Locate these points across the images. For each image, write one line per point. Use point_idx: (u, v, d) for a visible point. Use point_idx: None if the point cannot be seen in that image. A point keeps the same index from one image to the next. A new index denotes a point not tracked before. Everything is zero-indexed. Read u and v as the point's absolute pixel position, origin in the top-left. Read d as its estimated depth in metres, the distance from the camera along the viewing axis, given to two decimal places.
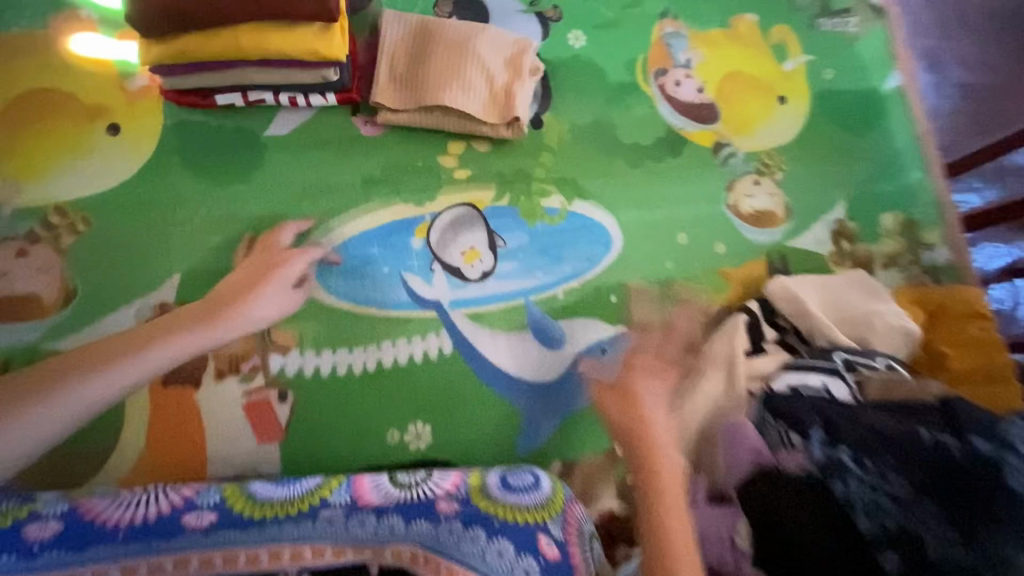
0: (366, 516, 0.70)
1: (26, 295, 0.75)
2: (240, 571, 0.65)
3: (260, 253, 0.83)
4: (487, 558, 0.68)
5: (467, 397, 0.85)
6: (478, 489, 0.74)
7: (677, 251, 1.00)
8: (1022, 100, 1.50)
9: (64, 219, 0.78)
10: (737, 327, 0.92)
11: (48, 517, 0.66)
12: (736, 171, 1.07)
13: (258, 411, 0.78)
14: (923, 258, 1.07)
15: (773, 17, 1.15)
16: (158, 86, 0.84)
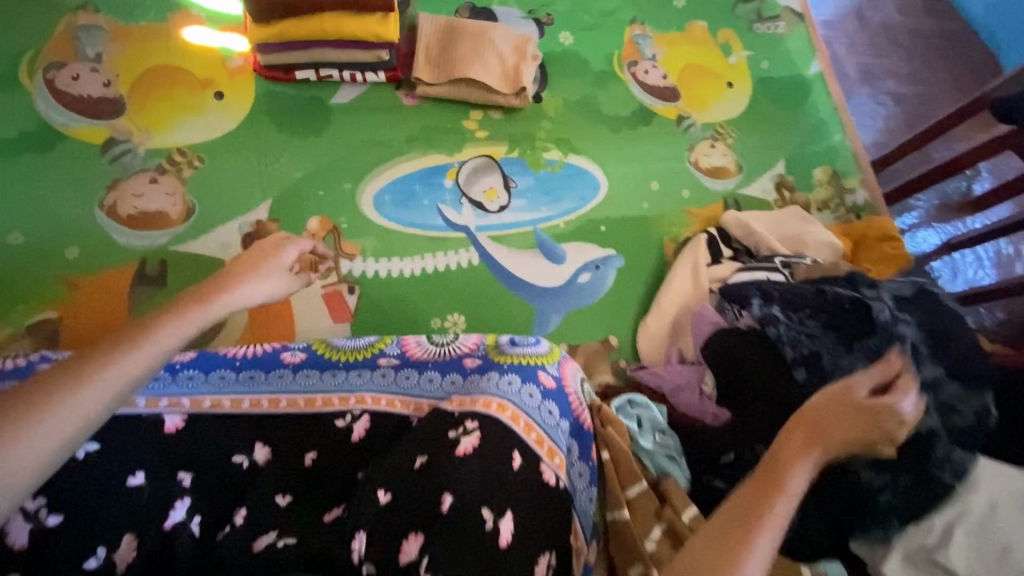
0: (411, 370, 0.94)
1: (157, 211, 0.98)
2: (318, 409, 0.89)
3: (258, 247, 0.84)
4: (500, 385, 0.88)
5: (491, 295, 1.09)
6: (493, 348, 0.96)
7: (653, 194, 1.26)
8: (935, 93, 1.81)
9: (184, 157, 1.03)
10: (701, 244, 1.17)
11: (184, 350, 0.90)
12: (696, 137, 1.34)
13: (333, 299, 1.03)
14: (848, 201, 1.34)
15: (719, 23, 1.46)
16: (252, 65, 1.11)
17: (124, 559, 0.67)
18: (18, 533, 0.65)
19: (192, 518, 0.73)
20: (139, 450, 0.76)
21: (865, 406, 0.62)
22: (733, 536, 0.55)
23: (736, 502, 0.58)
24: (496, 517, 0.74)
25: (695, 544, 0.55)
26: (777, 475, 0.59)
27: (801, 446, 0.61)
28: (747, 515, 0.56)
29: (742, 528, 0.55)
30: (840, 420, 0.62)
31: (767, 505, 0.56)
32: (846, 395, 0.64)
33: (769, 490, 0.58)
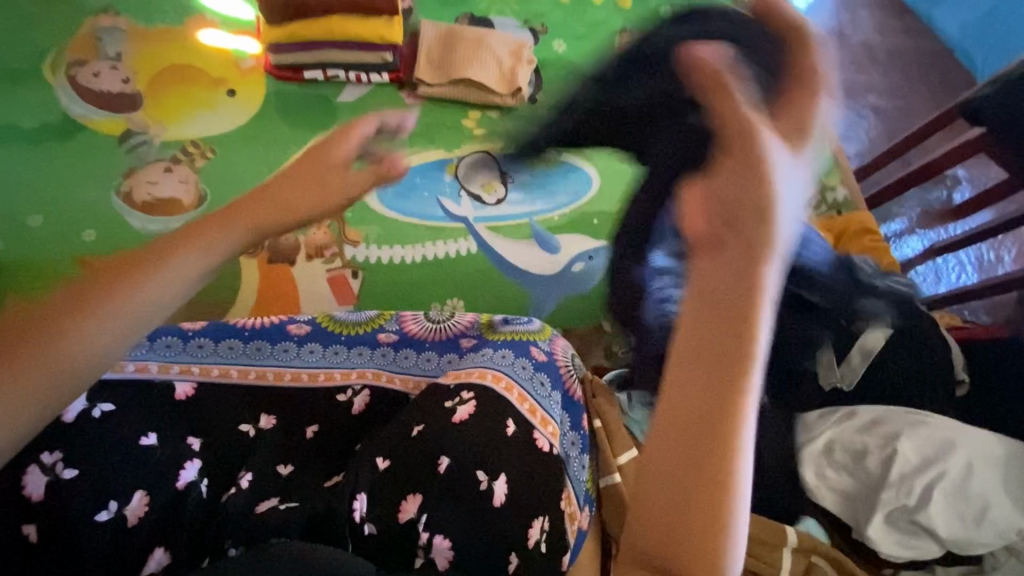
0: (410, 350, 0.97)
1: (170, 197, 1.03)
2: (321, 383, 0.92)
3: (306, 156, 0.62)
4: (494, 357, 0.92)
5: (489, 279, 1.14)
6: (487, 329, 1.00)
7: None
8: (915, 102, 1.89)
9: (197, 149, 1.08)
10: None
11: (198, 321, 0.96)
12: None
13: (338, 282, 1.07)
14: (828, 198, 1.41)
15: None
16: (263, 66, 1.18)
17: (135, 513, 0.69)
18: (34, 484, 0.67)
19: (201, 480, 0.76)
20: (150, 412, 0.79)
21: (757, 215, 0.35)
22: (679, 514, 0.35)
23: (668, 452, 0.36)
24: (490, 479, 0.77)
25: (639, 534, 0.36)
26: (695, 396, 0.35)
27: (701, 337, 0.36)
28: (682, 470, 0.35)
29: (684, 490, 0.35)
30: (730, 262, 0.36)
31: (716, 452, 0.35)
32: (734, 233, 0.36)
33: (711, 415, 0.35)
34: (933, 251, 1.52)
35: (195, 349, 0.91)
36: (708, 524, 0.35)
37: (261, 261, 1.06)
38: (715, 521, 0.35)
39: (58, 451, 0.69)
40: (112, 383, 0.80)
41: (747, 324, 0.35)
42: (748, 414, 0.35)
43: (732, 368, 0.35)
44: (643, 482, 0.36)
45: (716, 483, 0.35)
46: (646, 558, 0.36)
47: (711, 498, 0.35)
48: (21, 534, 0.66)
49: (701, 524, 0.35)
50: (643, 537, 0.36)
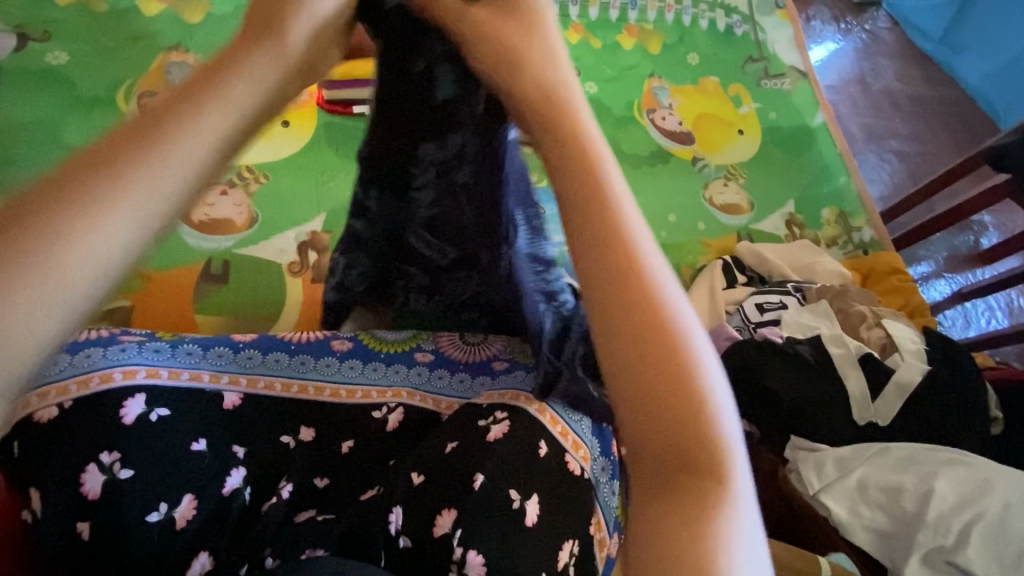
0: (444, 370, 0.99)
1: (225, 218, 1.11)
2: (358, 400, 0.94)
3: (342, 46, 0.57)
4: (527, 381, 0.94)
5: None
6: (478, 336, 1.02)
7: (669, 225, 1.35)
8: (938, 148, 1.92)
9: (252, 175, 1.16)
10: (715, 269, 1.23)
11: (249, 336, 0.98)
12: (709, 177, 1.44)
13: None
14: (855, 237, 1.43)
15: (731, 78, 1.58)
16: (314, 101, 1.25)
17: (183, 516, 0.74)
18: (93, 482, 0.71)
19: (245, 486, 0.80)
20: (202, 421, 0.83)
21: (563, 127, 0.48)
22: (656, 389, 0.40)
23: (622, 347, 0.41)
24: (522, 499, 0.80)
25: (634, 431, 0.40)
26: (616, 289, 0.42)
27: (595, 238, 0.43)
28: (635, 356, 0.40)
29: (647, 368, 0.40)
30: (575, 171, 0.46)
31: (655, 322, 0.41)
32: (552, 146, 0.48)
33: (634, 297, 0.41)
34: (962, 295, 1.51)
35: (245, 361, 0.93)
36: (685, 385, 0.40)
37: (305, 279, 1.10)
38: (685, 385, 0.40)
39: (116, 451, 0.73)
40: (168, 389, 0.83)
41: (613, 213, 0.44)
42: (661, 277, 0.42)
43: (624, 248, 0.42)
44: (614, 385, 0.41)
45: (670, 345, 0.40)
46: (653, 446, 0.40)
47: (671, 366, 0.40)
48: (75, 530, 0.70)
49: (676, 392, 0.40)
50: (636, 429, 0.40)
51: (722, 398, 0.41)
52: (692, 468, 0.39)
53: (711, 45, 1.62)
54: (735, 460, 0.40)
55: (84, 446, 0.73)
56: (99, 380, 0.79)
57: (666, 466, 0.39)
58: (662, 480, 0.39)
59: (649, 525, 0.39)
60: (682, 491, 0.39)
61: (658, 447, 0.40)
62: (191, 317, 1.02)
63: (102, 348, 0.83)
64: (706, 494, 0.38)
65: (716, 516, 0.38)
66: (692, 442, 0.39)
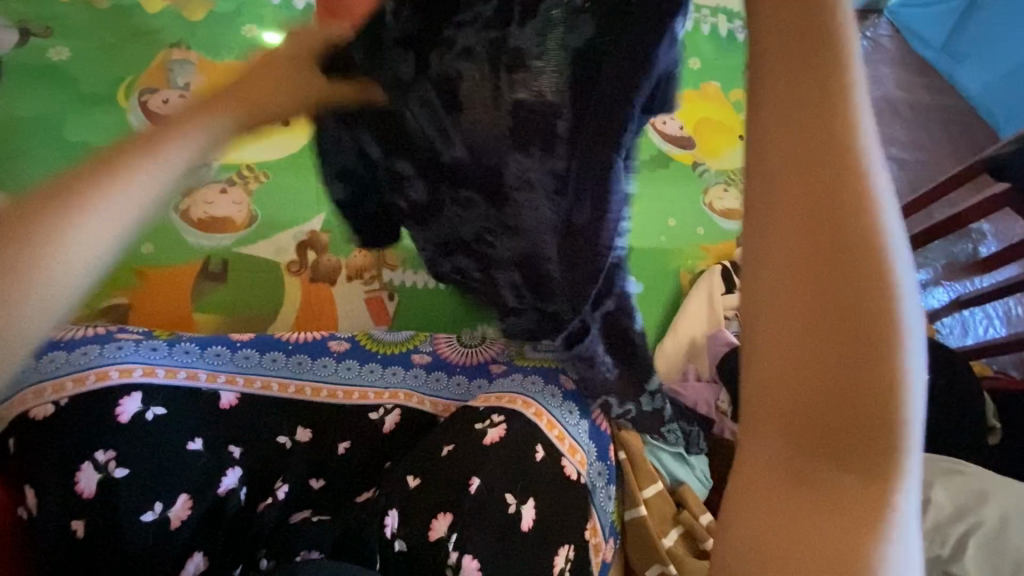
0: (441, 373, 0.99)
1: (224, 216, 1.10)
2: (354, 401, 0.93)
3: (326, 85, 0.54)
4: (525, 384, 0.94)
5: None
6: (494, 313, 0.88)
7: (671, 229, 1.32)
8: (937, 156, 1.92)
9: (252, 173, 1.14)
10: (715, 274, 1.23)
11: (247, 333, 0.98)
12: (709, 182, 1.39)
13: (375, 303, 1.11)
14: None
15: (731, 83, 1.53)
16: None
17: (178, 516, 0.74)
18: (87, 480, 0.72)
19: (240, 487, 0.80)
20: (201, 419, 0.83)
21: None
22: (837, 344, 0.27)
23: (790, 277, 0.28)
24: (519, 503, 0.80)
25: (773, 395, 0.28)
26: (801, 190, 0.28)
27: (784, 108, 0.30)
28: (808, 289, 0.28)
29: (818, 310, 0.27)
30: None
31: (856, 253, 0.27)
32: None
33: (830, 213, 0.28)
34: (961, 303, 1.52)
35: (242, 360, 0.92)
36: (873, 359, 0.27)
37: (303, 278, 1.09)
38: (881, 353, 0.27)
39: (111, 450, 0.74)
40: (166, 388, 0.83)
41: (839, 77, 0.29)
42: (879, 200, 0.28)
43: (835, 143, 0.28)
44: (762, 319, 0.29)
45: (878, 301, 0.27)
46: (810, 429, 0.28)
47: (869, 314, 0.27)
48: (69, 529, 0.71)
49: (860, 360, 0.27)
50: (781, 391, 0.28)
51: (918, 401, 0.28)
52: (849, 468, 0.28)
53: (712, 49, 1.55)
54: (908, 475, 0.28)
55: (78, 443, 0.74)
56: (96, 377, 0.79)
57: (817, 454, 0.28)
58: (796, 470, 0.28)
59: (766, 517, 0.28)
60: (830, 494, 0.28)
61: (807, 429, 0.28)
62: (189, 315, 1.02)
63: (99, 345, 0.82)
64: (856, 509, 0.27)
65: (875, 544, 0.27)
66: (861, 437, 0.27)
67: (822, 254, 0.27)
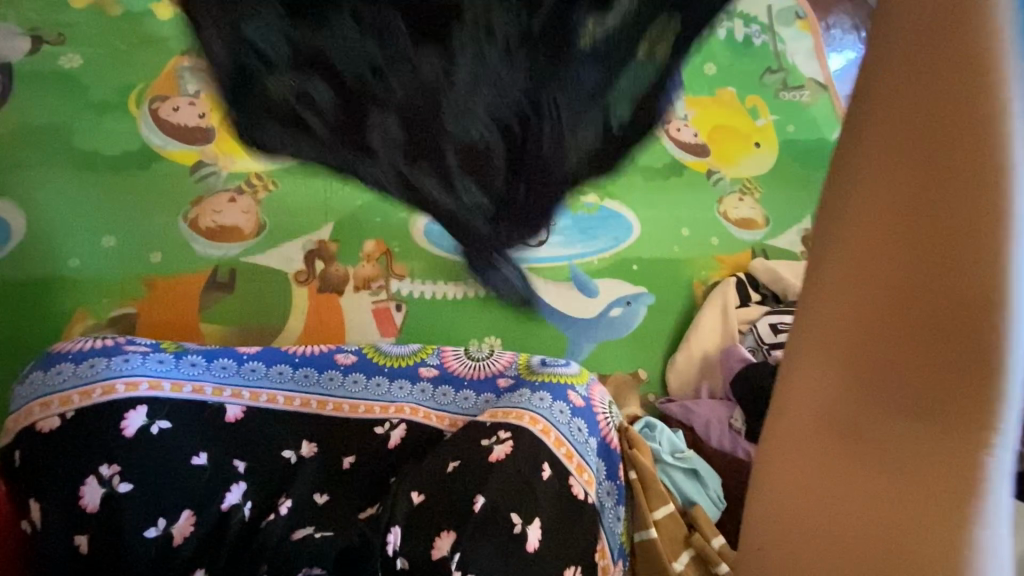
0: (448, 387, 0.97)
1: (233, 225, 1.09)
2: (361, 415, 0.92)
3: None
4: (532, 400, 0.90)
5: (529, 320, 1.15)
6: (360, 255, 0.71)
7: (684, 239, 1.29)
8: None
9: (260, 182, 1.12)
10: (729, 285, 1.21)
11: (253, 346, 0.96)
12: (724, 191, 1.36)
13: (382, 313, 1.10)
14: None
15: (748, 89, 1.47)
16: None
17: (181, 533, 0.74)
18: (91, 495, 0.73)
19: (244, 502, 0.80)
20: (206, 434, 0.83)
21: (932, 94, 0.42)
22: (934, 373, 0.43)
23: (881, 327, 0.46)
24: (524, 523, 0.78)
25: (837, 337, 0.49)
26: (899, 249, 0.44)
27: (883, 199, 0.45)
28: (892, 335, 0.45)
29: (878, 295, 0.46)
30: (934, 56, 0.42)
31: (954, 245, 0.41)
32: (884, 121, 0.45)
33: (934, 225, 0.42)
34: None
35: (248, 373, 0.91)
36: (968, 385, 0.41)
37: (311, 288, 1.09)
38: (980, 309, 0.40)
39: (115, 464, 0.74)
40: (171, 402, 0.83)
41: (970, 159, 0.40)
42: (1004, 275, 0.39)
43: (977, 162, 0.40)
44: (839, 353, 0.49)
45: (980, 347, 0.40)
46: (882, 395, 0.46)
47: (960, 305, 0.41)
48: (72, 544, 0.71)
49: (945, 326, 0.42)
50: (838, 340, 0.48)
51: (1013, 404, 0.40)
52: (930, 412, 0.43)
53: (728, 56, 1.49)
54: (1004, 438, 0.41)
55: (83, 458, 0.74)
56: (102, 391, 0.79)
57: (866, 379, 0.47)
58: (860, 423, 0.48)
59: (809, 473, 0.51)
60: (890, 423, 0.46)
61: (886, 375, 0.46)
62: (195, 325, 1.02)
63: (106, 357, 0.82)
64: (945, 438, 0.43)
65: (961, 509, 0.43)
66: (941, 382, 0.43)
67: (933, 312, 0.42)
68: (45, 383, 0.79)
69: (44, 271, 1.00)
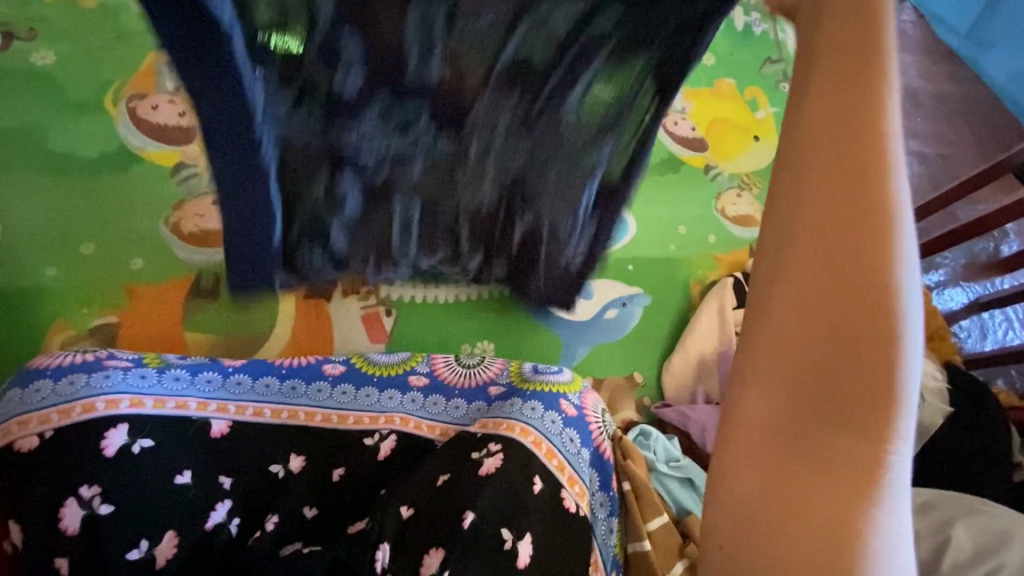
0: (439, 396, 0.95)
1: (216, 230, 1.05)
2: (350, 427, 0.90)
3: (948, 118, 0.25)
4: (525, 411, 0.88)
5: (522, 325, 1.13)
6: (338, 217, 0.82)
7: (680, 238, 1.26)
8: None
9: None
10: (725, 286, 1.18)
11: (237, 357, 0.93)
12: (722, 187, 1.32)
13: (371, 319, 1.08)
14: None
15: (747, 80, 1.43)
16: None
17: (163, 555, 0.74)
18: (71, 517, 0.71)
19: (230, 520, 0.79)
20: (191, 450, 0.81)
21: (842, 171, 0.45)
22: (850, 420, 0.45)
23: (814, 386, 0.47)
24: (515, 538, 0.77)
25: (790, 381, 0.49)
26: (826, 325, 0.46)
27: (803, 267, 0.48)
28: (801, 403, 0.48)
29: (828, 318, 0.46)
30: (838, 120, 0.46)
31: (860, 296, 0.43)
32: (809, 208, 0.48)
33: (842, 269, 0.45)
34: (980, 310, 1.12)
35: (233, 388, 0.88)
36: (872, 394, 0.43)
37: (298, 295, 1.06)
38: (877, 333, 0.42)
39: (95, 485, 0.73)
40: (153, 419, 0.81)
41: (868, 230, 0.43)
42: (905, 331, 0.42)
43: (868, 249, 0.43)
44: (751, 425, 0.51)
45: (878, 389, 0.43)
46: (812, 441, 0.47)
47: (862, 326, 0.43)
48: (54, 566, 0.70)
49: (849, 356, 0.44)
50: (782, 374, 0.49)
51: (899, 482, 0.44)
52: (839, 427, 0.45)
53: (728, 45, 1.44)
54: (904, 449, 0.43)
55: (63, 478, 0.73)
56: (81, 410, 0.77)
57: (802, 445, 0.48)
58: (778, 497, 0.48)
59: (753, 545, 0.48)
60: (807, 448, 0.47)
61: (797, 444, 0.48)
62: (179, 335, 1.00)
63: (86, 373, 0.80)
64: (852, 456, 0.45)
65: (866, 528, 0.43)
66: (846, 407, 0.45)
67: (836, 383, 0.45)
68: (21, 402, 0.77)
69: (21, 281, 0.97)
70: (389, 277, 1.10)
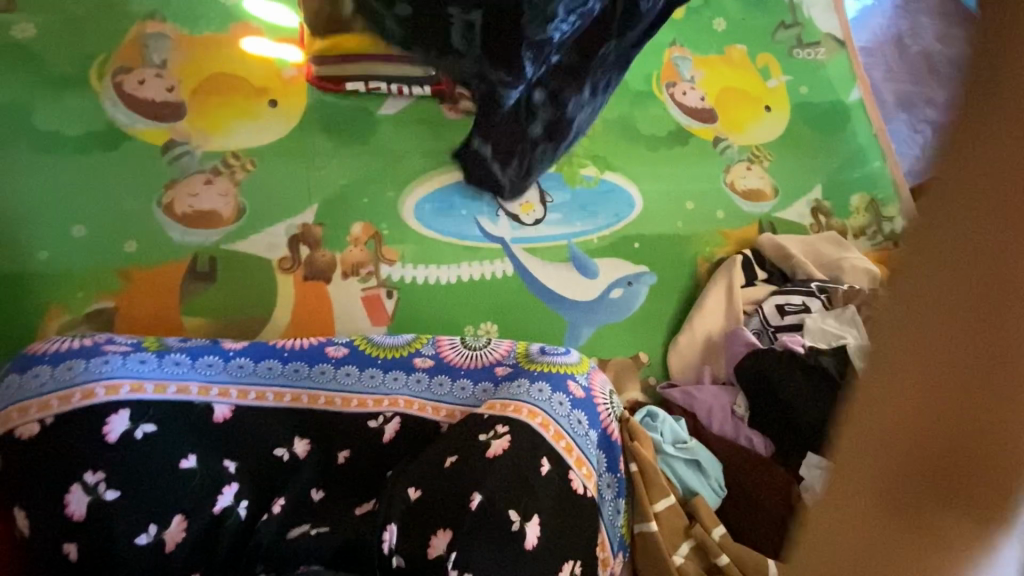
0: (445, 377, 0.93)
1: (211, 210, 1.02)
2: (354, 409, 0.89)
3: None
4: (532, 393, 0.87)
5: (526, 305, 1.11)
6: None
7: (688, 214, 1.22)
8: None
9: (237, 161, 1.05)
10: (735, 264, 1.15)
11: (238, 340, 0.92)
12: (732, 159, 1.27)
13: (372, 301, 1.05)
14: (886, 229, 1.28)
15: (759, 47, 1.36)
16: (304, 75, 1.10)
17: (172, 539, 0.73)
18: (77, 503, 0.71)
19: (238, 504, 0.79)
20: (195, 435, 0.81)
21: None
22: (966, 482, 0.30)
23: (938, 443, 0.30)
24: (522, 520, 0.76)
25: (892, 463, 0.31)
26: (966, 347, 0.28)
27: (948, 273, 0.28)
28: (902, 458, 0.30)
29: (952, 345, 0.28)
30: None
31: (965, 361, 0.28)
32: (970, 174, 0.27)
33: (985, 280, 0.27)
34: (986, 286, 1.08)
35: (235, 371, 0.87)
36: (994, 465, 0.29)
37: (298, 276, 1.04)
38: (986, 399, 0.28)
39: (100, 471, 0.73)
40: (156, 404, 0.79)
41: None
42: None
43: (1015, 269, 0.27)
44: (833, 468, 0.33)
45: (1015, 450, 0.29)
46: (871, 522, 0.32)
47: (983, 373, 0.28)
48: (62, 552, 0.70)
49: (971, 408, 0.28)
50: (887, 424, 0.30)
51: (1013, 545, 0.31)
52: (944, 500, 0.30)
53: (738, 10, 1.37)
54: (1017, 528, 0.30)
55: (67, 465, 0.72)
56: (82, 396, 0.76)
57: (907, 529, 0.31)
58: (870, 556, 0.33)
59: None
60: (930, 523, 0.31)
61: (907, 517, 0.31)
62: (177, 320, 0.98)
63: (84, 359, 0.78)
64: (941, 533, 0.31)
65: None
66: (971, 476, 0.29)
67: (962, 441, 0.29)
68: (21, 388, 0.76)
69: (12, 266, 0.95)
70: (390, 257, 1.07)
